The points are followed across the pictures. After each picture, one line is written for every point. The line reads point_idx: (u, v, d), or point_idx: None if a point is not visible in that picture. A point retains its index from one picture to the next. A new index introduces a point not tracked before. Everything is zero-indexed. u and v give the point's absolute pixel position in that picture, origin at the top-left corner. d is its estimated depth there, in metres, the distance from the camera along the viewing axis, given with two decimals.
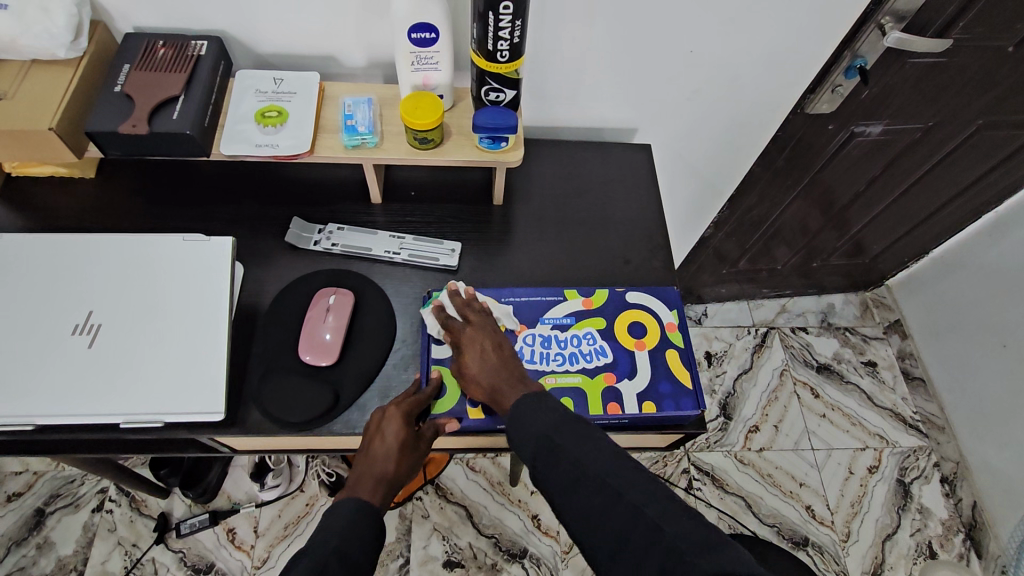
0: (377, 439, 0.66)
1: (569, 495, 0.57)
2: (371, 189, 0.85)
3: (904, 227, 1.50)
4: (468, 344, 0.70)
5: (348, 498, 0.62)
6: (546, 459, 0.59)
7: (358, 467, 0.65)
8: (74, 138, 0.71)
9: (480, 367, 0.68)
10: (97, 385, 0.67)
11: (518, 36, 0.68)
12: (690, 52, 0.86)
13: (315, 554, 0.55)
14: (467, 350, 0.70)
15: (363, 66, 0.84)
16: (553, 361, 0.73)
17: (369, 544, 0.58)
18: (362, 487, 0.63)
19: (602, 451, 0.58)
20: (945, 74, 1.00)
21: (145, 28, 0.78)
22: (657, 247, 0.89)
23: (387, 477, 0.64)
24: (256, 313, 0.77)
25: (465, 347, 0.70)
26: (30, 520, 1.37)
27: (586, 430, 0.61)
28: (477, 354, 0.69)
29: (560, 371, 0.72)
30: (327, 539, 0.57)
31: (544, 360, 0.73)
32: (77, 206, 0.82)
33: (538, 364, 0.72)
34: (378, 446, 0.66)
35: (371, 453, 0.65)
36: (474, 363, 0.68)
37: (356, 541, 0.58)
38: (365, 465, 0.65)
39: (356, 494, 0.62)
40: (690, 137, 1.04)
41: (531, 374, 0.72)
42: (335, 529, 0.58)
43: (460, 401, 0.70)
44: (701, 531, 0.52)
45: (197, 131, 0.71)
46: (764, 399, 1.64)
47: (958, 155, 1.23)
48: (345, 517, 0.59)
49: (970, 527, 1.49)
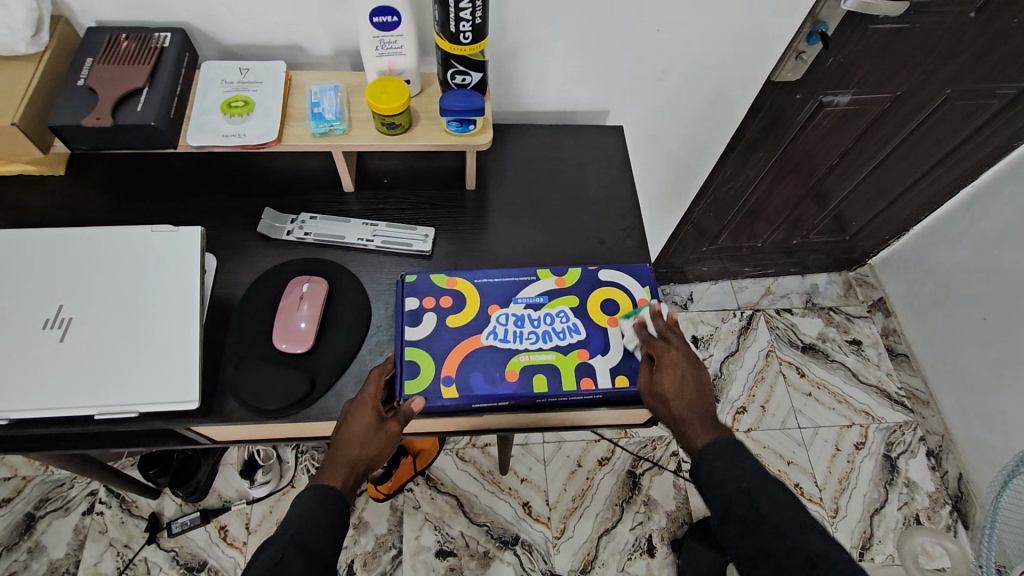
0: (346, 426, 0.67)
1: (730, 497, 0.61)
2: (343, 177, 0.85)
3: (882, 201, 1.51)
4: (671, 364, 0.68)
5: (312, 485, 0.63)
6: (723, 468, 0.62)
7: (327, 453, 0.67)
8: (38, 134, 0.71)
9: (679, 394, 0.66)
10: (69, 378, 0.67)
11: (480, 17, 0.69)
12: (657, 31, 0.87)
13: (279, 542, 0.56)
14: (667, 370, 0.67)
15: (330, 55, 0.84)
16: (526, 340, 0.73)
17: (332, 532, 0.60)
18: (327, 471, 0.65)
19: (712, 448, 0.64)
20: (908, 42, 1.02)
21: (108, 22, 0.77)
22: (632, 226, 0.89)
23: (350, 460, 0.65)
24: (231, 303, 0.77)
25: (667, 367, 0.68)
26: (20, 525, 1.37)
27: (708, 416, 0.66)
28: (674, 379, 0.67)
29: (533, 349, 0.73)
30: (286, 529, 0.59)
31: (517, 339, 0.73)
32: (48, 203, 0.82)
33: (511, 343, 0.73)
34: (344, 434, 0.66)
35: (338, 440, 0.66)
36: (669, 388, 0.67)
37: (317, 528, 0.59)
38: (334, 452, 0.66)
39: (319, 480, 0.63)
40: (662, 117, 1.05)
41: (505, 352, 0.72)
42: (298, 518, 0.60)
43: (434, 381, 0.70)
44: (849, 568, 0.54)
45: (162, 122, 0.71)
46: (750, 380, 1.66)
47: (928, 128, 1.25)
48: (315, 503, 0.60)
49: (956, 499, 1.50)
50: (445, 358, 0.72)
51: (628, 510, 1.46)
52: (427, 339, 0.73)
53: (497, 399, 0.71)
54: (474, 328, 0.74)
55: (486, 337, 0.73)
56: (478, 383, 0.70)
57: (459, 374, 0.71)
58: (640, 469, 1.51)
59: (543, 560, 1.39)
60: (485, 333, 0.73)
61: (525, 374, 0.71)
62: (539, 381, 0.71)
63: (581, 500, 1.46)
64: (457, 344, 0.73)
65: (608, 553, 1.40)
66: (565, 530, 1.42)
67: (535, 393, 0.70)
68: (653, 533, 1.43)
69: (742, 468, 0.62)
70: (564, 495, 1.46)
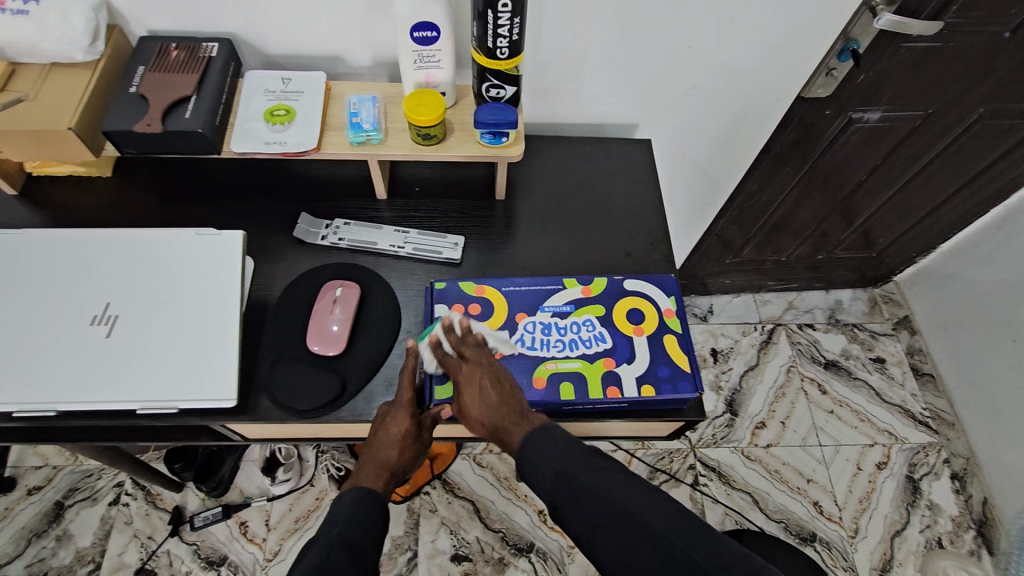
0: (383, 429, 0.70)
1: (581, 514, 0.61)
2: (376, 184, 0.87)
3: (911, 218, 1.49)
4: (467, 382, 0.68)
5: (353, 488, 0.66)
6: (561, 489, 0.63)
7: (363, 457, 0.69)
8: (92, 138, 0.74)
9: (484, 408, 0.68)
10: (113, 373, 0.69)
11: (517, 33, 0.70)
12: (688, 48, 0.88)
13: (320, 544, 0.59)
14: (466, 389, 0.68)
15: (368, 66, 0.86)
16: (554, 347, 0.74)
17: (370, 528, 0.63)
18: (366, 475, 0.67)
19: (574, 515, 0.61)
20: (940, 61, 1.01)
21: (160, 32, 0.81)
22: (657, 239, 0.90)
23: (390, 464, 0.68)
24: (266, 305, 0.79)
25: (465, 387, 0.69)
26: (49, 513, 1.41)
27: (547, 474, 0.64)
28: (478, 395, 0.68)
29: (560, 357, 0.74)
30: (332, 527, 0.61)
31: (544, 347, 0.74)
32: (94, 204, 0.85)
33: (539, 350, 0.74)
34: (381, 437, 0.69)
35: (377, 442, 0.69)
36: (477, 405, 0.68)
37: (357, 525, 0.62)
38: (371, 456, 0.69)
39: (358, 483, 0.66)
40: (691, 132, 1.05)
41: (533, 359, 0.73)
42: (339, 516, 0.62)
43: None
44: (707, 543, 0.56)
45: (208, 129, 0.74)
46: (771, 395, 1.65)
47: (958, 146, 1.24)
48: (349, 505, 0.63)
49: (980, 523, 1.48)
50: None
51: None
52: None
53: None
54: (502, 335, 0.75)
55: (514, 344, 0.74)
56: None
57: None
58: (656, 481, 1.50)
59: (557, 569, 1.39)
60: (513, 340, 0.75)
61: (552, 381, 0.72)
62: (566, 388, 0.72)
63: None
64: None
65: None
66: None
67: (562, 400, 0.71)
68: None
69: (577, 477, 0.63)
70: None
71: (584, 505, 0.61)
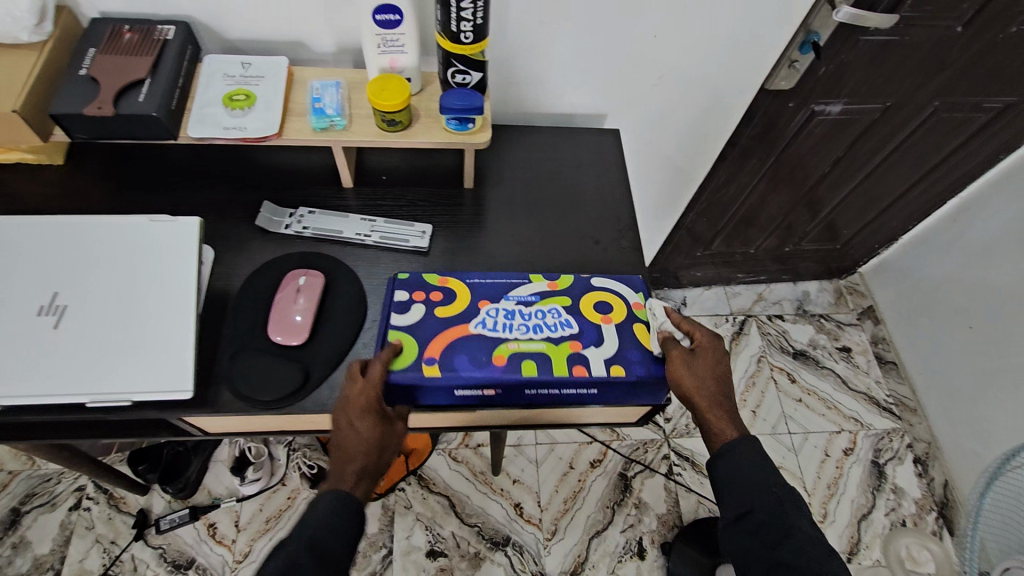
0: (349, 428, 0.67)
1: (750, 512, 0.66)
2: (342, 173, 0.86)
3: (874, 209, 1.53)
4: (709, 347, 0.73)
5: (329, 490, 0.65)
6: (754, 490, 0.67)
7: (337, 460, 0.67)
8: (39, 121, 0.72)
9: (715, 373, 0.72)
10: (62, 365, 0.67)
11: (481, 17, 0.70)
12: (652, 37, 0.88)
13: (291, 544, 0.60)
14: (706, 352, 0.73)
15: (332, 52, 0.85)
16: (517, 330, 0.74)
17: (348, 535, 0.63)
18: (344, 478, 0.66)
19: (752, 511, 0.66)
20: (897, 54, 1.04)
21: (112, 13, 0.78)
22: (626, 228, 0.90)
23: (364, 464, 0.67)
24: (227, 295, 0.77)
25: (706, 347, 0.73)
26: (5, 520, 1.35)
27: (732, 454, 0.69)
28: (711, 361, 0.73)
29: (522, 338, 0.73)
30: (305, 527, 0.62)
31: (506, 329, 0.74)
32: (44, 192, 0.82)
33: (500, 332, 0.74)
34: (353, 438, 0.67)
35: (345, 443, 0.67)
36: (709, 367, 0.72)
37: (334, 533, 0.62)
38: (342, 457, 0.67)
39: (337, 488, 0.65)
40: (658, 122, 1.06)
41: (493, 340, 0.73)
42: (315, 519, 0.63)
43: (418, 360, 0.71)
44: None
45: (163, 113, 0.72)
46: (741, 385, 1.67)
47: (916, 139, 1.27)
48: (323, 507, 0.63)
49: (942, 505, 1.52)
50: (430, 341, 0.72)
51: (620, 512, 1.46)
52: (414, 325, 0.73)
53: (481, 385, 0.71)
54: (463, 318, 0.74)
55: (475, 326, 0.74)
56: (461, 364, 0.71)
57: (443, 356, 0.71)
58: (631, 472, 1.51)
59: (533, 562, 1.39)
60: (473, 322, 0.74)
61: (513, 359, 0.72)
62: (527, 367, 0.71)
63: (573, 502, 1.47)
64: (442, 332, 0.73)
65: (598, 555, 1.40)
66: (556, 531, 1.43)
67: (523, 377, 0.70)
68: (643, 536, 1.43)
69: (767, 481, 0.67)
70: (556, 497, 1.47)
71: (761, 503, 0.66)
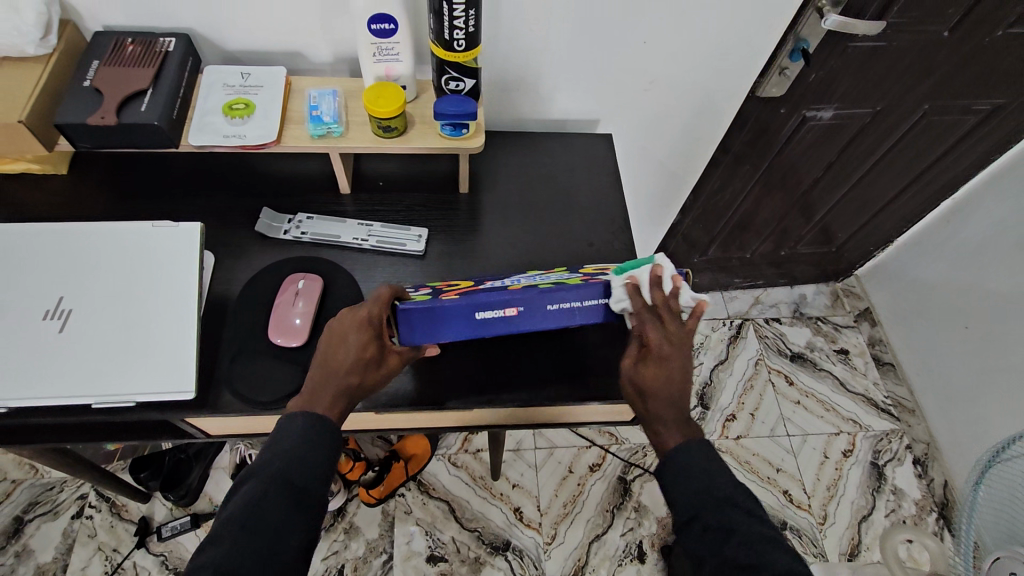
0: (342, 345, 0.66)
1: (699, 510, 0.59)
2: (340, 178, 0.87)
3: (867, 212, 1.54)
4: (658, 357, 0.65)
5: (302, 411, 0.62)
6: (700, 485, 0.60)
7: (319, 376, 0.64)
8: (44, 131, 0.74)
9: (662, 385, 0.65)
10: (66, 368, 0.68)
11: (473, 26, 0.72)
12: (643, 44, 0.91)
13: (259, 476, 0.56)
14: (653, 362, 0.66)
15: (329, 62, 0.87)
16: (526, 280, 0.76)
17: (323, 470, 0.59)
18: (322, 399, 0.63)
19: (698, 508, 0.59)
20: (884, 59, 1.06)
21: (115, 27, 0.80)
22: (619, 230, 0.92)
23: (347, 388, 0.64)
24: (227, 300, 0.79)
25: (654, 359, 0.66)
26: (8, 529, 1.36)
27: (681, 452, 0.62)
28: (660, 373, 0.65)
29: (534, 281, 0.74)
30: (275, 458, 0.58)
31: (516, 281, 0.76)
32: (48, 201, 0.84)
33: (511, 282, 0.75)
34: (343, 354, 0.65)
35: (333, 362, 0.65)
36: (654, 379, 0.65)
37: (306, 466, 0.58)
38: (326, 374, 0.64)
39: (312, 408, 0.62)
40: (651, 128, 1.08)
41: (505, 284, 0.74)
42: (285, 448, 0.58)
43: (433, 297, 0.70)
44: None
45: (165, 121, 0.74)
46: (739, 388, 1.68)
47: (906, 143, 1.29)
48: (294, 435, 0.59)
49: (942, 506, 1.52)
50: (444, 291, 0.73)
51: (619, 516, 1.46)
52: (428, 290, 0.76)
53: (499, 305, 0.68)
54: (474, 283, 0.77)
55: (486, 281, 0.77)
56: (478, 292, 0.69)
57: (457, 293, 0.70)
58: (630, 476, 1.52)
59: (534, 566, 1.39)
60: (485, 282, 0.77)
61: (527, 287, 0.71)
62: (543, 285, 0.70)
63: (572, 506, 1.47)
64: (452, 288, 0.74)
65: (598, 559, 1.41)
66: (556, 536, 1.43)
67: (541, 290, 0.69)
68: (643, 539, 1.44)
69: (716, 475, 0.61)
70: (556, 501, 1.47)
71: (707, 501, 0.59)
